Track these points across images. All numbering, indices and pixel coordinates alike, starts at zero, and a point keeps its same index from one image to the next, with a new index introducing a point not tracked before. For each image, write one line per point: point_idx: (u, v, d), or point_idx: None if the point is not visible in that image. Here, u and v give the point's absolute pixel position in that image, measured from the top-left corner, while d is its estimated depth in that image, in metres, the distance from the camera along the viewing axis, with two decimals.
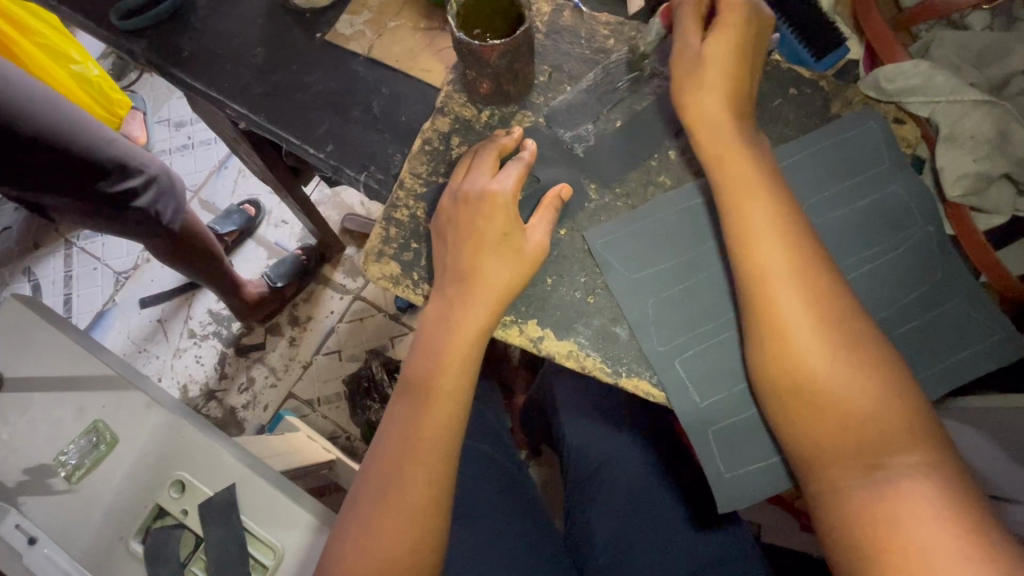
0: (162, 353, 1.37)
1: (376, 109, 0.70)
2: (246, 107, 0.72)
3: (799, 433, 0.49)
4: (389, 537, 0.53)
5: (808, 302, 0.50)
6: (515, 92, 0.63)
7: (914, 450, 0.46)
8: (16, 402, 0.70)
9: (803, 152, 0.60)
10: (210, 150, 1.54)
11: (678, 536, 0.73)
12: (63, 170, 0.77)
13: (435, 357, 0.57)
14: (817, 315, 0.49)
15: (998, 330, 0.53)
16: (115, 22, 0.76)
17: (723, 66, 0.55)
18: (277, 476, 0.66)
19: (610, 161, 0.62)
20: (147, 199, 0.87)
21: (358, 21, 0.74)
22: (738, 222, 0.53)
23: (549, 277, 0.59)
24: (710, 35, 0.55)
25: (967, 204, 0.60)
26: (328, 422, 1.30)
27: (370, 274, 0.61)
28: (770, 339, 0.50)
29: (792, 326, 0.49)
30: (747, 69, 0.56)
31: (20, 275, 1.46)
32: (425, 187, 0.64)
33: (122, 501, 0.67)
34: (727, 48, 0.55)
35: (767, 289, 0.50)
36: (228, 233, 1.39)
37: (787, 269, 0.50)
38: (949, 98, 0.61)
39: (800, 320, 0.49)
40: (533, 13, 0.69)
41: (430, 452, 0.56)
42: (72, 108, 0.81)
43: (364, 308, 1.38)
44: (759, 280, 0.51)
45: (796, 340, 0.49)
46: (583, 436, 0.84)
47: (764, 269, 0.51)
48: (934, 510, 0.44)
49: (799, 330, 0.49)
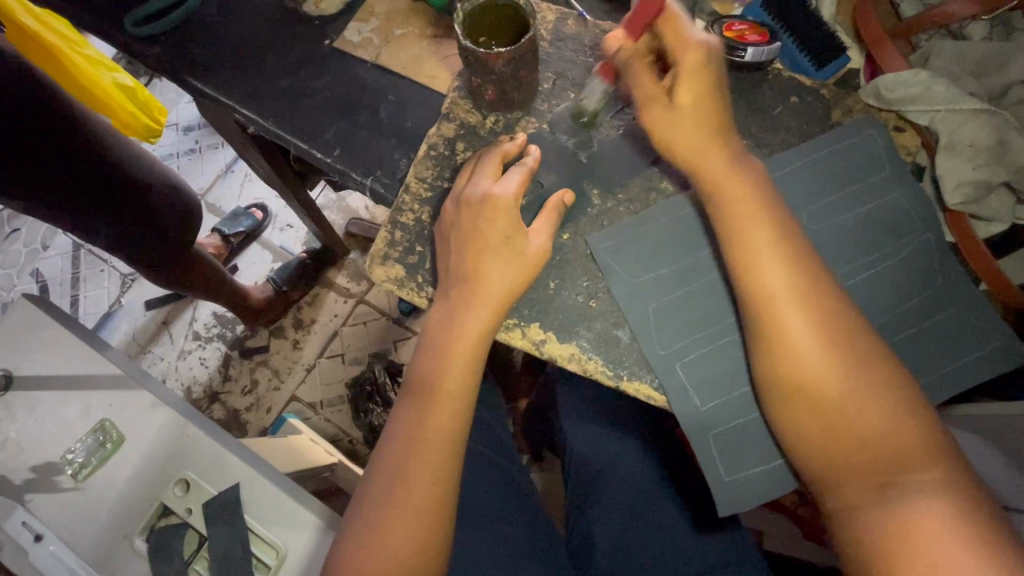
0: (167, 354, 1.38)
1: (383, 115, 0.71)
2: (255, 112, 0.73)
3: (809, 446, 0.49)
4: (395, 542, 0.54)
5: (811, 317, 0.50)
6: (519, 99, 0.65)
7: (924, 466, 0.46)
8: (24, 400, 0.71)
9: (805, 160, 0.60)
10: (217, 154, 1.55)
11: (678, 541, 0.73)
12: (80, 164, 0.77)
13: (439, 361, 0.58)
14: (821, 328, 0.50)
15: (999, 337, 0.54)
16: (129, 29, 0.77)
17: (693, 108, 0.55)
18: (281, 477, 0.67)
19: (613, 168, 0.63)
20: (169, 215, 0.89)
21: (366, 29, 0.75)
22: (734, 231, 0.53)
23: (552, 281, 0.60)
24: (676, 86, 0.55)
25: (967, 211, 0.61)
26: (330, 425, 1.30)
27: (375, 277, 0.62)
28: (774, 353, 0.50)
29: (795, 341, 0.50)
30: (721, 104, 0.56)
31: (28, 276, 1.47)
32: (429, 191, 0.65)
33: (126, 500, 0.67)
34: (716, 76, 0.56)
35: (767, 307, 0.51)
36: (234, 234, 1.41)
37: (784, 286, 0.50)
38: (948, 107, 0.61)
39: (803, 336, 0.50)
40: (537, 22, 0.70)
41: (434, 454, 0.56)
42: (107, 126, 0.84)
43: (368, 311, 1.39)
44: (758, 293, 0.51)
45: (801, 355, 0.49)
46: (585, 439, 0.84)
47: (763, 286, 0.51)
48: (942, 527, 0.44)
49: (801, 346, 0.49)
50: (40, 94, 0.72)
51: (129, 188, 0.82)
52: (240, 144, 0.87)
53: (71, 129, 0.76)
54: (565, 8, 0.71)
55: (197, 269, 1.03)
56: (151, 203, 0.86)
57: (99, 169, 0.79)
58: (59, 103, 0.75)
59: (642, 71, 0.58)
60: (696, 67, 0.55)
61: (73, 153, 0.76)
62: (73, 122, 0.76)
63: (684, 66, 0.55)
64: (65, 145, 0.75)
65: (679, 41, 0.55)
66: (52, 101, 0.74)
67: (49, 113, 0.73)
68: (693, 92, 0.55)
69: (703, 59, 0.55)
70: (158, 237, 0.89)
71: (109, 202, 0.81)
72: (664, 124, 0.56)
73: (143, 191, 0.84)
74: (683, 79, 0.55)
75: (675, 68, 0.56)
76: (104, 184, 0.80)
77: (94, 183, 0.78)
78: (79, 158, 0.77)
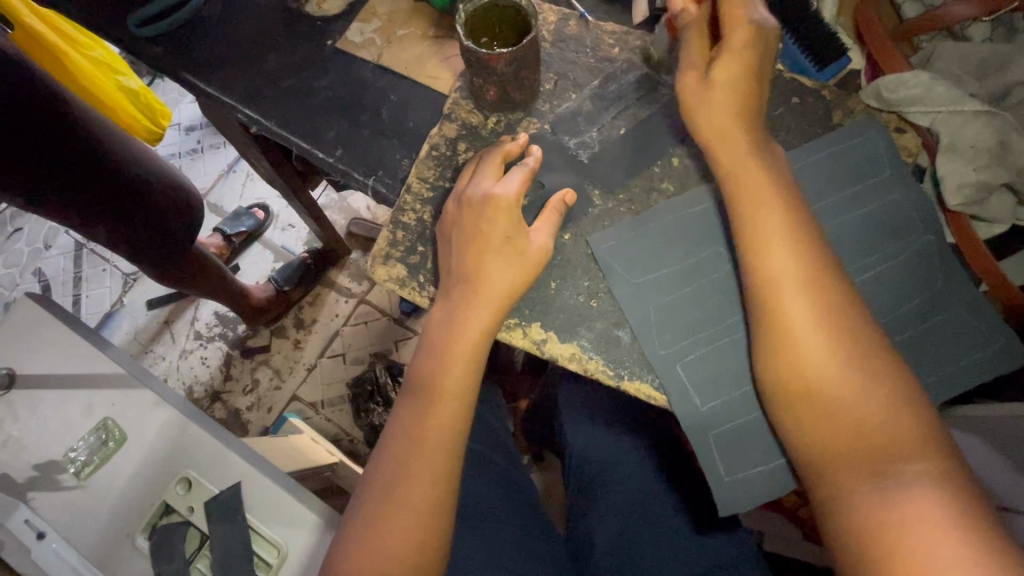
0: (169, 353, 1.39)
1: (385, 115, 0.72)
2: (258, 112, 0.73)
3: (807, 437, 0.50)
4: (394, 535, 0.54)
5: (816, 306, 0.50)
6: (521, 100, 0.65)
7: (922, 457, 0.47)
8: (27, 398, 0.71)
9: (805, 161, 0.61)
10: (220, 154, 1.56)
11: (678, 541, 0.73)
12: (83, 164, 0.77)
13: (440, 359, 0.58)
14: (823, 319, 0.50)
15: (1000, 338, 0.54)
16: (133, 29, 0.77)
17: (726, 86, 0.55)
18: (282, 476, 0.67)
19: (614, 169, 0.63)
20: (170, 213, 0.89)
21: (368, 29, 0.75)
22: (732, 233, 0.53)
23: (553, 281, 0.60)
24: (718, 60, 0.56)
25: (968, 212, 0.61)
26: (331, 424, 1.31)
27: (376, 276, 0.62)
28: (774, 344, 0.50)
29: (800, 330, 0.50)
30: (758, 86, 0.56)
31: (30, 275, 1.47)
32: (431, 191, 0.65)
33: (128, 499, 0.67)
34: (733, 70, 0.55)
35: (773, 298, 0.51)
36: (236, 234, 1.41)
37: (791, 275, 0.51)
38: (949, 108, 0.62)
39: (807, 325, 0.50)
40: (539, 23, 0.70)
41: (435, 452, 0.57)
42: (110, 125, 0.84)
43: (369, 311, 1.39)
44: (762, 283, 0.52)
45: (804, 344, 0.50)
46: (586, 439, 0.84)
47: (769, 275, 0.51)
48: (938, 517, 0.44)
49: (805, 334, 0.50)
50: (43, 94, 0.73)
51: (131, 187, 0.83)
52: (242, 144, 0.87)
53: (74, 129, 0.76)
54: (567, 9, 0.71)
55: (198, 268, 1.03)
56: (152, 202, 0.86)
57: (101, 169, 0.79)
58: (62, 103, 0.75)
59: (694, 40, 0.58)
60: (743, 44, 0.55)
61: (75, 152, 0.76)
62: (76, 121, 0.76)
63: (732, 39, 0.55)
64: (68, 143, 0.75)
65: (734, 18, 0.56)
66: (55, 101, 0.74)
67: (53, 111, 0.73)
68: (734, 68, 0.55)
69: (752, 38, 0.55)
70: (158, 235, 0.89)
71: (111, 201, 0.81)
72: (694, 96, 0.56)
73: (144, 190, 0.84)
74: (728, 51, 0.55)
75: (722, 40, 0.56)
76: (107, 184, 0.80)
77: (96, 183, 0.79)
78: (82, 157, 0.77)
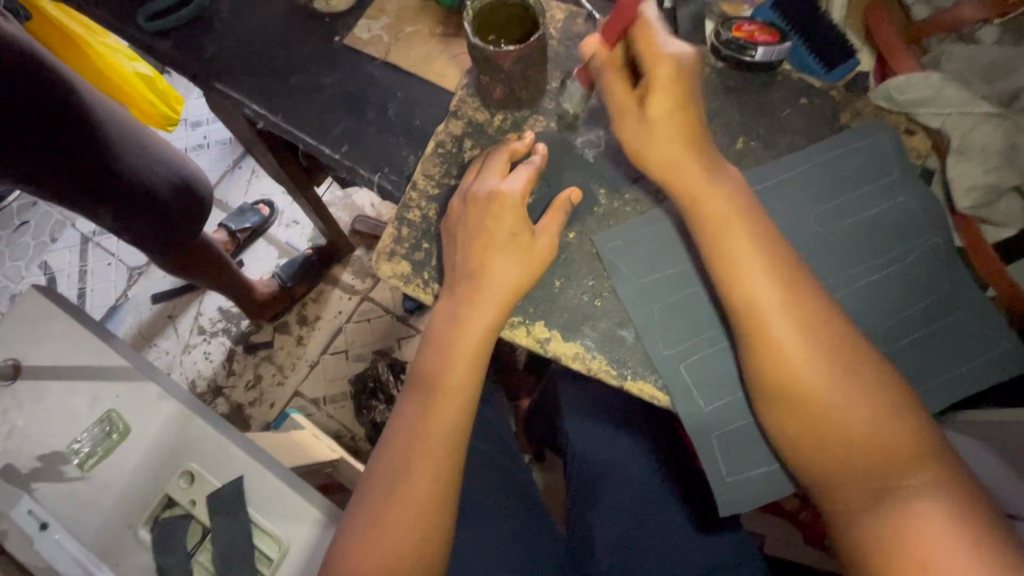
0: (173, 348, 1.39)
1: (391, 112, 0.72)
2: (265, 108, 0.74)
3: (801, 450, 0.49)
4: (398, 534, 0.54)
5: (800, 318, 0.50)
6: (527, 97, 0.65)
7: (917, 463, 0.47)
8: (32, 389, 0.71)
9: (811, 161, 0.60)
10: (225, 150, 1.56)
11: (681, 542, 0.73)
12: (92, 157, 0.77)
13: (444, 356, 0.58)
14: (811, 334, 0.49)
15: (1006, 340, 0.54)
16: (141, 23, 0.78)
17: (666, 117, 0.55)
18: (283, 469, 0.67)
19: (620, 167, 0.63)
20: (178, 205, 0.89)
21: (376, 26, 0.75)
22: (729, 237, 0.53)
23: (557, 279, 0.60)
24: (648, 98, 0.55)
25: (978, 215, 0.61)
26: (332, 421, 1.31)
27: (381, 272, 0.62)
28: (764, 360, 0.50)
29: (786, 342, 0.49)
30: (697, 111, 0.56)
31: (37, 267, 1.48)
32: (437, 188, 0.65)
33: (130, 492, 0.68)
34: (671, 104, 0.55)
35: (755, 313, 0.50)
36: (241, 230, 1.41)
37: (775, 291, 0.50)
38: (959, 110, 0.62)
39: (794, 338, 0.49)
40: (547, 21, 0.70)
41: (438, 448, 0.57)
42: (123, 117, 0.84)
43: (372, 308, 1.39)
44: (747, 302, 0.51)
45: (792, 356, 0.49)
46: (589, 441, 0.83)
47: (749, 296, 0.51)
48: (938, 520, 0.44)
49: (794, 353, 0.49)
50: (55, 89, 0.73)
51: (139, 181, 0.83)
52: (248, 140, 0.87)
53: (84, 122, 0.76)
54: (575, 7, 0.71)
55: (200, 260, 1.03)
56: (160, 194, 0.86)
57: (111, 162, 0.79)
58: (72, 95, 0.75)
59: (616, 83, 0.57)
60: (668, 81, 0.54)
61: (86, 145, 0.76)
62: (86, 116, 0.76)
63: (654, 82, 0.54)
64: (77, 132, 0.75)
65: (653, 55, 0.54)
66: (66, 95, 0.74)
67: (61, 99, 0.73)
68: (665, 104, 0.55)
69: (675, 71, 0.54)
70: (165, 227, 0.89)
71: (118, 194, 0.81)
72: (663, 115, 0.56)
73: (152, 182, 0.84)
74: (655, 90, 0.54)
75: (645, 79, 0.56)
76: (115, 178, 0.80)
77: (106, 176, 0.79)
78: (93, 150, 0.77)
